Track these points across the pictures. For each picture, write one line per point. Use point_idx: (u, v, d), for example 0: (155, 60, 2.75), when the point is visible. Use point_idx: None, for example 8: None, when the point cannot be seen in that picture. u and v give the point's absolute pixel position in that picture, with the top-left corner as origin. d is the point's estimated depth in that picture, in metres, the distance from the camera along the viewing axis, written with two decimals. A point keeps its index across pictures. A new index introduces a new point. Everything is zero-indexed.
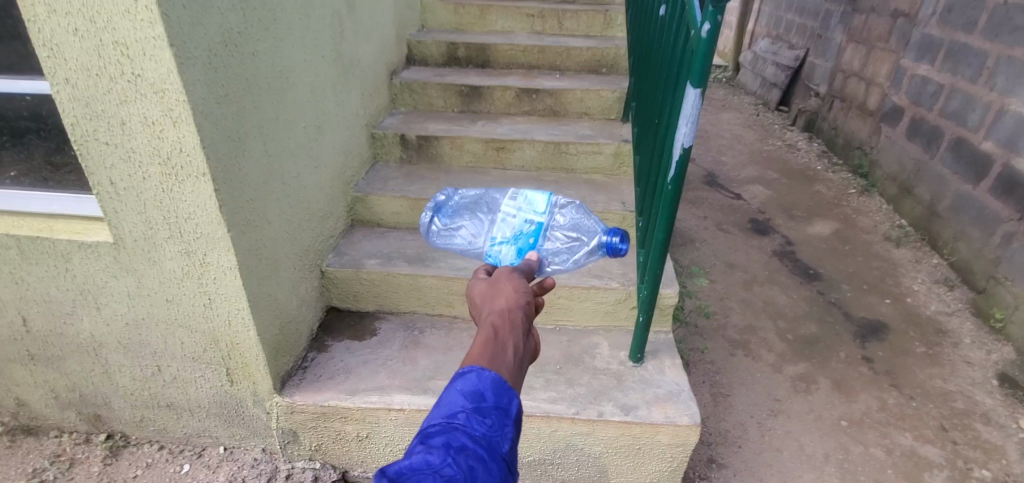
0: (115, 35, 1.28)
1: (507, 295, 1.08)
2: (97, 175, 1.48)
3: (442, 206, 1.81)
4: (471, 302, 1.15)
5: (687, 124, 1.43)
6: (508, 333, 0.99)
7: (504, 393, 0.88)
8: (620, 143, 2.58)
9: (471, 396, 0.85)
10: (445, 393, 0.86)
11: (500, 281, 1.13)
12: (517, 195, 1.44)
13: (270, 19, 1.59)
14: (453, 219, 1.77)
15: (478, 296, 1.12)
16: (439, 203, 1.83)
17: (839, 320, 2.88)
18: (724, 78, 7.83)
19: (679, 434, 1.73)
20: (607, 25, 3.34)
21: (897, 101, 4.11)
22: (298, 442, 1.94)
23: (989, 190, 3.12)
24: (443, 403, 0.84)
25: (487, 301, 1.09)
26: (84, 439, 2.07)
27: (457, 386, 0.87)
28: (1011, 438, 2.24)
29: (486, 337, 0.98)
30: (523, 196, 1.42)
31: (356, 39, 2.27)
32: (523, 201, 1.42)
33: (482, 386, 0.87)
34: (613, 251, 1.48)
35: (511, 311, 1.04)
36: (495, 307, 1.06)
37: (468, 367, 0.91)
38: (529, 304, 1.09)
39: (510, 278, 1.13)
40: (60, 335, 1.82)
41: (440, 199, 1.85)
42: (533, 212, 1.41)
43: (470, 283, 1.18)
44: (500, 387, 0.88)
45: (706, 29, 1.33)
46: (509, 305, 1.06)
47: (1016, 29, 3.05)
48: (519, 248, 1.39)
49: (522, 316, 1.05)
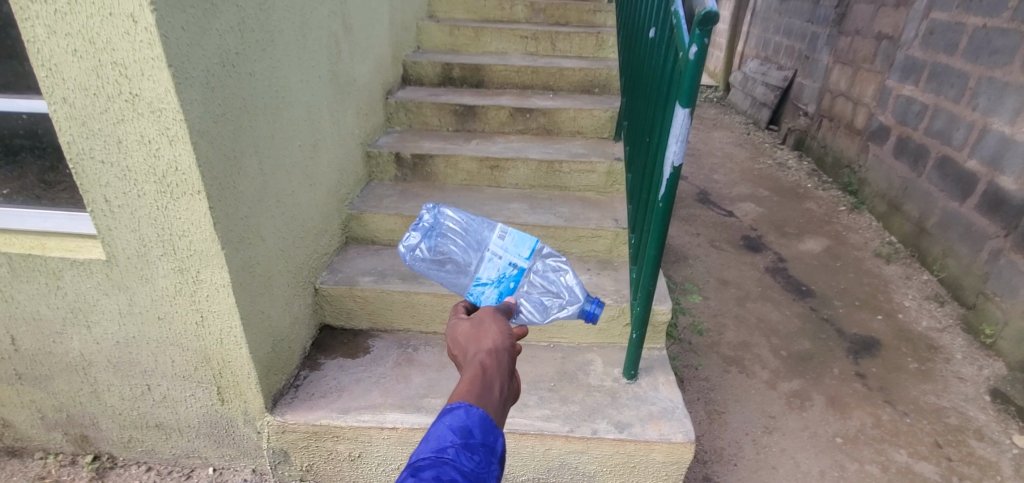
0: (114, 56, 1.30)
1: (493, 335, 1.09)
2: (91, 193, 1.48)
3: (428, 230, 1.65)
4: (453, 341, 1.16)
5: (676, 143, 1.46)
6: (494, 372, 1.01)
7: (492, 430, 0.89)
8: (613, 162, 2.62)
9: (460, 431, 0.85)
10: (433, 428, 0.86)
11: (485, 320, 1.15)
12: (508, 234, 1.45)
13: (267, 40, 1.62)
14: (439, 246, 1.65)
15: (462, 334, 1.14)
16: (425, 224, 1.65)
17: (832, 337, 2.89)
18: (715, 98, 7.97)
19: (674, 452, 1.72)
20: (599, 46, 3.42)
21: (883, 120, 4.20)
22: (289, 462, 1.91)
23: (976, 207, 3.18)
24: (432, 438, 0.84)
25: (472, 339, 1.11)
26: (69, 461, 2.03)
27: (445, 422, 0.87)
28: (1004, 454, 2.24)
29: (473, 375, 0.99)
30: (513, 237, 1.44)
31: (352, 59, 2.31)
32: (512, 243, 1.44)
33: (471, 423, 0.87)
34: (590, 318, 1.56)
35: (497, 351, 1.06)
36: (482, 346, 1.08)
37: (456, 403, 0.91)
38: (513, 346, 1.11)
39: (495, 318, 1.15)
40: (48, 354, 1.80)
41: (428, 218, 1.65)
42: (521, 256, 1.43)
43: (454, 321, 1.19)
44: (487, 424, 0.88)
45: (694, 50, 1.37)
46: (495, 344, 1.07)
47: (995, 51, 3.14)
48: (500, 291, 1.41)
49: (507, 358, 1.06)
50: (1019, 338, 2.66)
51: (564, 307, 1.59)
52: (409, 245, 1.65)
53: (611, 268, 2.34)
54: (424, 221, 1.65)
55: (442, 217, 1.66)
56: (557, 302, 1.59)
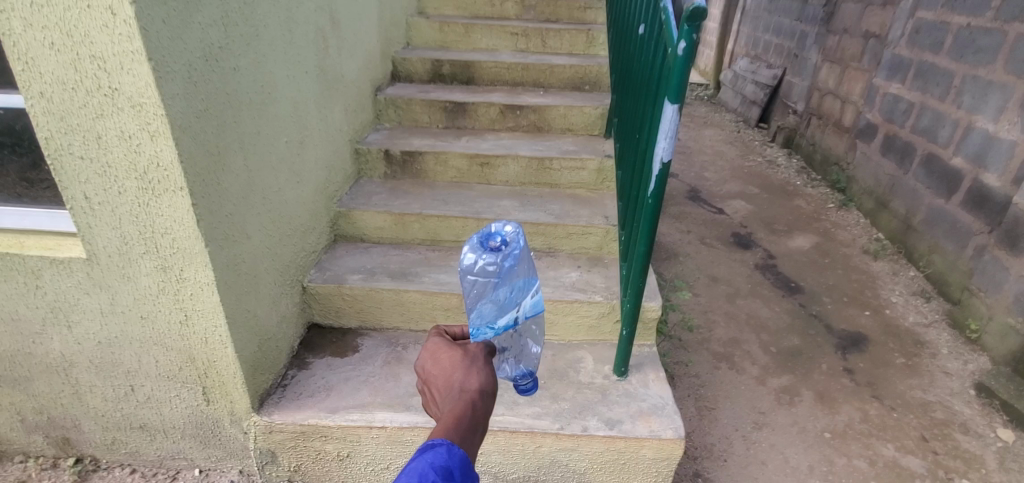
0: (92, 49, 1.27)
1: (478, 375, 1.09)
2: (71, 189, 1.45)
3: (507, 263, 1.17)
4: (433, 367, 1.14)
5: (666, 139, 1.46)
6: (478, 414, 1.01)
7: (470, 474, 0.88)
8: (603, 159, 2.61)
9: (441, 471, 0.84)
10: (413, 463, 0.84)
11: (476, 357, 1.14)
12: (533, 291, 1.26)
13: (252, 34, 1.59)
14: (498, 283, 1.18)
15: (448, 364, 1.12)
16: (507, 252, 1.17)
17: (821, 333, 2.91)
18: (705, 96, 8.02)
19: (664, 448, 1.72)
20: (590, 43, 3.41)
21: (870, 118, 4.24)
22: (277, 463, 1.88)
23: (961, 203, 3.22)
24: (414, 474, 0.82)
25: (459, 372, 1.10)
26: (51, 464, 1.99)
27: (427, 458, 0.86)
28: (989, 447, 2.27)
29: (459, 415, 0.99)
30: (536, 296, 1.26)
31: (340, 55, 2.28)
32: (531, 303, 1.25)
33: (452, 463, 0.87)
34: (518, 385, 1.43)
35: (484, 392, 1.07)
36: (469, 382, 1.07)
37: (438, 441, 0.90)
38: (495, 386, 1.11)
39: (484, 356, 1.16)
40: (28, 355, 1.76)
41: (513, 243, 1.19)
42: (526, 314, 1.25)
43: (437, 346, 1.17)
44: (467, 467, 0.88)
45: (682, 46, 1.37)
46: (482, 384, 1.08)
47: (980, 49, 3.17)
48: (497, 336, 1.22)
49: (490, 401, 1.07)
50: (1003, 333, 2.70)
51: (513, 368, 1.39)
52: (475, 269, 1.16)
53: (602, 265, 2.34)
54: (506, 242, 1.19)
55: (516, 250, 1.19)
56: (512, 362, 1.38)
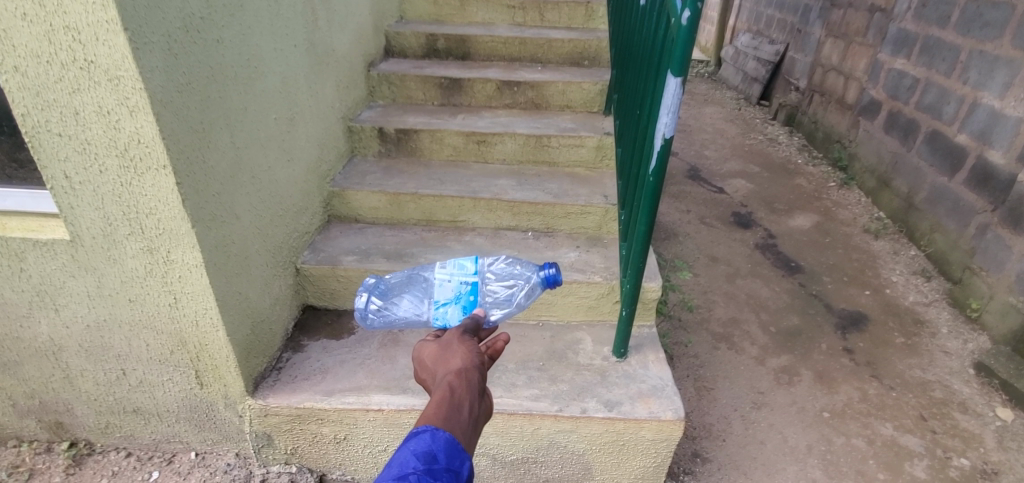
0: (66, 20, 1.20)
1: (459, 356, 1.05)
2: (50, 168, 1.39)
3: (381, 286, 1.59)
4: (421, 365, 1.11)
5: (667, 115, 1.40)
6: (463, 392, 0.96)
7: (458, 454, 0.83)
8: (602, 136, 2.55)
9: (425, 456, 0.79)
10: (396, 453, 0.79)
11: (452, 340, 1.11)
12: (445, 262, 1.36)
13: (236, 4, 1.51)
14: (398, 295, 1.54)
15: (431, 358, 1.08)
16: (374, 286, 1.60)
17: (821, 312, 2.89)
18: (706, 73, 7.90)
19: (664, 429, 1.70)
20: (589, 16, 3.30)
21: (874, 95, 4.16)
22: (273, 445, 1.87)
23: (964, 181, 3.18)
24: (395, 464, 0.77)
25: (439, 362, 1.06)
26: (44, 448, 1.97)
27: (410, 446, 0.81)
28: (987, 426, 2.28)
29: (441, 398, 0.94)
30: (451, 262, 1.35)
31: (330, 29, 2.19)
32: (455, 265, 1.35)
33: (436, 447, 0.81)
34: (550, 284, 1.43)
35: (464, 370, 1.02)
36: (449, 367, 1.03)
37: (422, 427, 0.85)
38: (480, 363, 1.06)
39: (461, 338, 1.12)
40: (16, 339, 1.72)
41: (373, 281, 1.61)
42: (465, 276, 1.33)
43: (420, 342, 1.14)
44: (453, 448, 0.83)
45: (687, 16, 1.29)
46: (464, 363, 1.03)
47: (987, 24, 3.09)
48: (464, 306, 1.31)
49: (477, 376, 1.01)
50: (1004, 312, 2.68)
51: (530, 289, 1.52)
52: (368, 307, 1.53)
53: (601, 244, 2.29)
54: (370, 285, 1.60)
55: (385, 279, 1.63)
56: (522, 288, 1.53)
